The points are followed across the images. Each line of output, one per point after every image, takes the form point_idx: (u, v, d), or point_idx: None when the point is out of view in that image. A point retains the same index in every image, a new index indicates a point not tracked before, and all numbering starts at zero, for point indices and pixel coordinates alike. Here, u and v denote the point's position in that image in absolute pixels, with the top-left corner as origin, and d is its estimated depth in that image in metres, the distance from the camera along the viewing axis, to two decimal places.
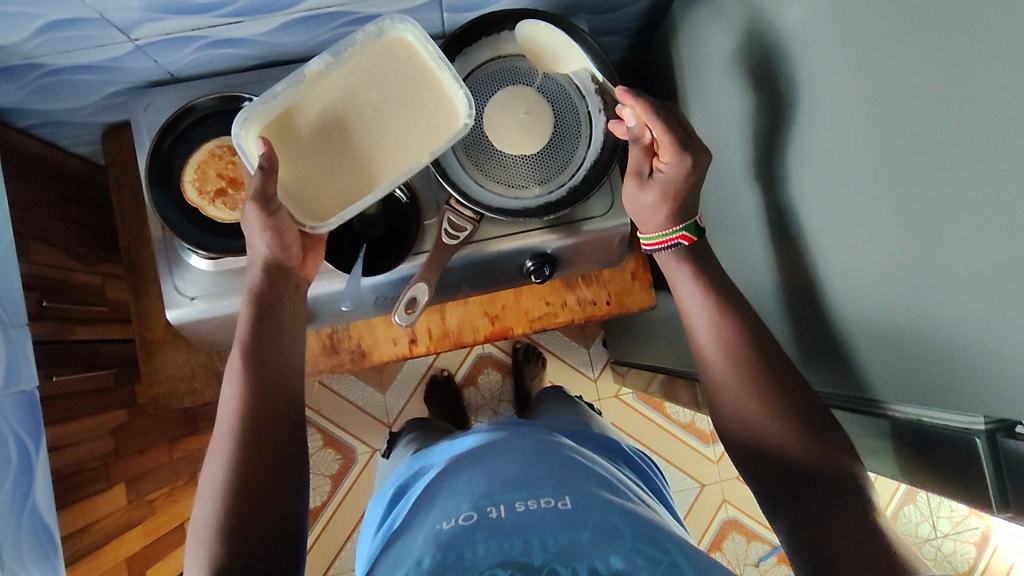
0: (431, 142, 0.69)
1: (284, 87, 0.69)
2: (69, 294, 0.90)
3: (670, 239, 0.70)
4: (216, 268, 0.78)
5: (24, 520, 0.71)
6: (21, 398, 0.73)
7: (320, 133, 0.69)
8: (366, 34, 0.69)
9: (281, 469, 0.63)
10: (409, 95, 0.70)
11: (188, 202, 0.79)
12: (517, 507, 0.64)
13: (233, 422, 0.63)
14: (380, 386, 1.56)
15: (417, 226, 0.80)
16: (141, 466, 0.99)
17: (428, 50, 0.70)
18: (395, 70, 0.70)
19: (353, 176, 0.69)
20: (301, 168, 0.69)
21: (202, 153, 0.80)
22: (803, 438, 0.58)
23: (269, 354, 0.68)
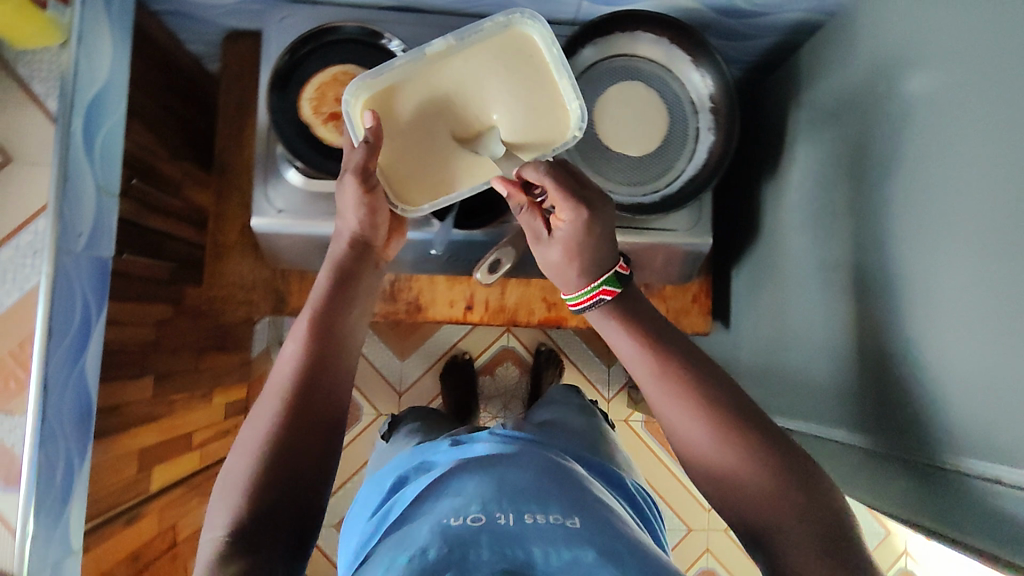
0: (531, 145, 0.70)
1: (402, 62, 0.66)
2: (152, 183, 0.92)
3: (591, 293, 0.67)
4: (307, 187, 0.79)
5: (71, 382, 0.71)
6: (96, 264, 0.75)
7: (429, 118, 0.68)
8: (493, 23, 0.66)
9: (327, 432, 0.61)
10: (523, 92, 0.68)
11: (301, 117, 0.79)
12: (526, 519, 0.64)
13: (285, 376, 0.62)
14: (400, 353, 1.57)
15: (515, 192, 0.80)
16: (172, 366, 0.99)
17: (550, 50, 0.67)
18: (513, 66, 0.67)
19: (453, 166, 0.70)
20: (404, 152, 0.69)
21: (324, 76, 0.80)
22: (778, 487, 0.55)
23: (337, 318, 0.67)
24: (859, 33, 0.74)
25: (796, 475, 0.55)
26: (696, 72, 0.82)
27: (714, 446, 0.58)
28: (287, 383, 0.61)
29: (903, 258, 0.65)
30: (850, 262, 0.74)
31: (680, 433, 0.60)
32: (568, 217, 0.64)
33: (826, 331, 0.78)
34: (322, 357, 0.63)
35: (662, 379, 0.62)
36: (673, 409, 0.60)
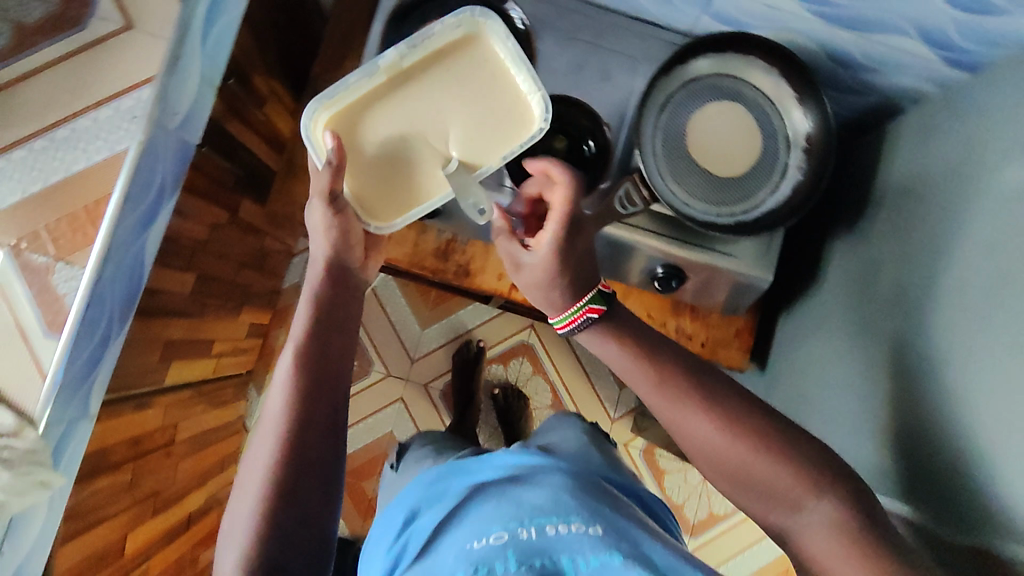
0: (498, 148, 0.71)
1: (357, 77, 0.70)
2: (242, 89, 0.93)
3: (577, 313, 0.68)
4: None
5: (128, 255, 0.71)
6: (180, 145, 0.75)
7: (394, 130, 0.71)
8: (444, 25, 0.69)
9: (325, 470, 0.63)
10: (484, 92, 0.71)
11: None
12: (550, 531, 0.62)
13: (277, 426, 0.63)
14: (422, 322, 1.58)
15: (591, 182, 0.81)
16: (212, 270, 1.00)
17: (505, 45, 0.70)
18: (471, 65, 0.71)
19: (422, 173, 0.71)
20: (372, 172, 0.71)
21: None
22: (797, 481, 0.59)
23: (323, 355, 0.67)
24: (969, 103, 0.73)
25: (813, 474, 0.59)
26: (798, 110, 0.81)
27: (721, 443, 0.62)
28: (285, 428, 0.62)
29: (968, 334, 0.64)
30: (915, 327, 0.72)
31: (693, 440, 0.64)
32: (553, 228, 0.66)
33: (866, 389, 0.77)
34: (313, 398, 0.65)
35: (661, 386, 0.66)
36: (684, 420, 0.64)
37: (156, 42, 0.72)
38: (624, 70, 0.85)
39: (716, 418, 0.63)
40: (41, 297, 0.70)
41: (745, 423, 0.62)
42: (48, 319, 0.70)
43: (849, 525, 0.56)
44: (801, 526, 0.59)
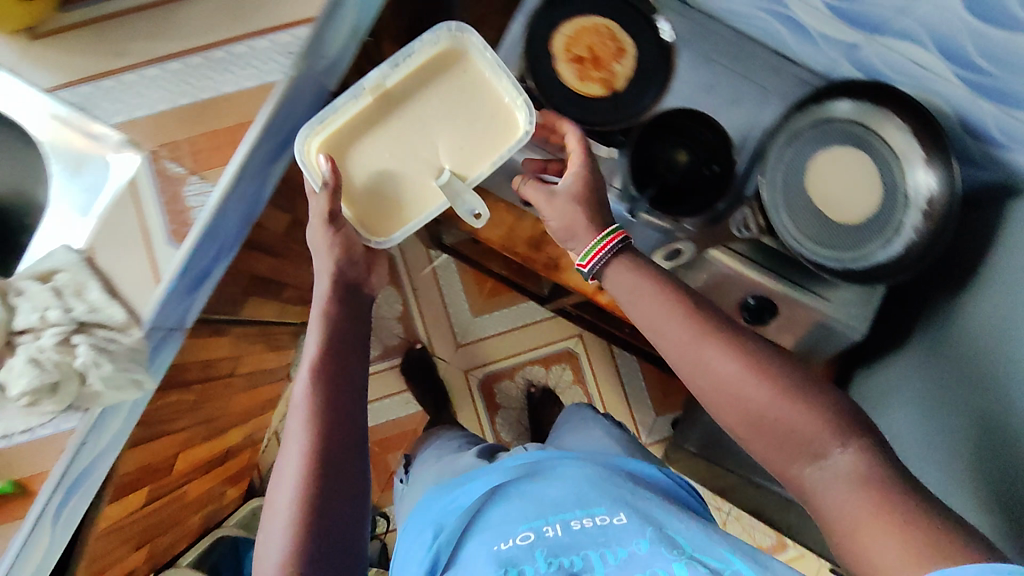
0: (486, 155, 0.77)
1: (344, 100, 0.75)
2: (371, 49, 0.94)
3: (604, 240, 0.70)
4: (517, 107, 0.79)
5: (256, 183, 0.76)
6: (319, 91, 0.79)
7: (385, 147, 0.77)
8: (422, 42, 0.76)
9: (353, 483, 0.67)
10: (467, 103, 0.78)
11: (550, 47, 0.80)
12: (573, 525, 0.67)
13: (302, 446, 0.66)
14: (474, 310, 1.58)
15: (707, 201, 0.81)
16: (304, 216, 1.03)
17: (483, 56, 0.77)
18: (454, 79, 0.78)
19: (414, 181, 0.77)
20: (369, 187, 0.77)
21: (587, 21, 0.81)
22: (823, 426, 0.60)
23: (339, 371, 0.72)
24: None
25: (838, 421, 0.60)
26: (922, 170, 0.78)
27: (749, 381, 0.62)
28: (311, 442, 0.66)
29: None
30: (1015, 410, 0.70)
31: (712, 375, 0.64)
32: (578, 166, 0.73)
33: (970, 446, 0.76)
34: (333, 412, 0.69)
35: (690, 320, 0.66)
36: (705, 350, 0.65)
37: None
38: (754, 101, 0.84)
39: (776, 382, 0.62)
40: (170, 207, 0.70)
41: (815, 396, 0.61)
42: (173, 228, 0.69)
43: (875, 473, 0.56)
44: (826, 475, 0.59)
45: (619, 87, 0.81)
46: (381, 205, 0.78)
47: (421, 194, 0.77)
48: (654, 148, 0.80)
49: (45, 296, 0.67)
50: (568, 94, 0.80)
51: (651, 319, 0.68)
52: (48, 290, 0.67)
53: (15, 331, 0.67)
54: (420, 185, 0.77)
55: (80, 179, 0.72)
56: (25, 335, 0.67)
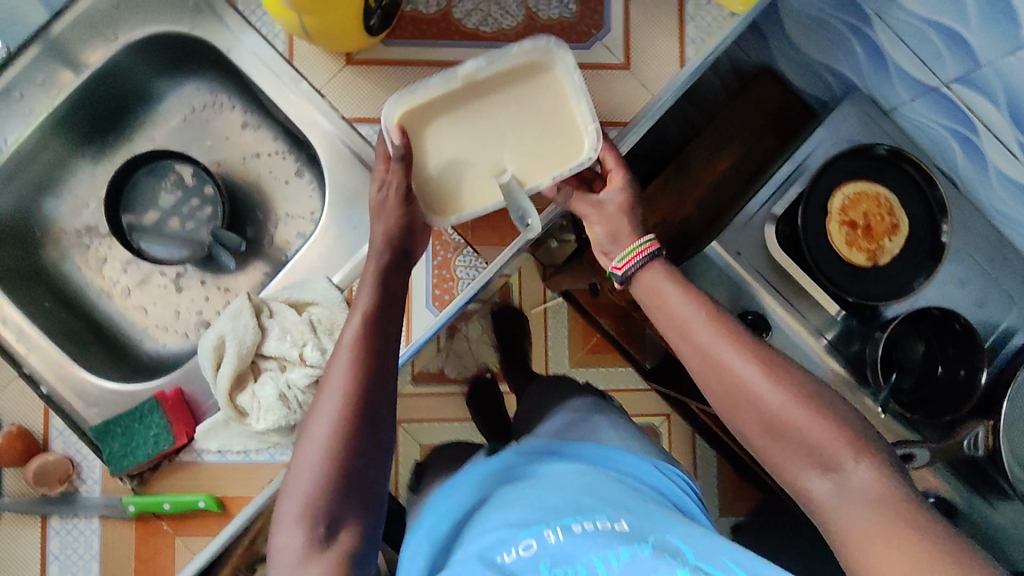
0: (544, 169, 0.63)
1: (433, 81, 0.60)
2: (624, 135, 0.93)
3: (638, 248, 0.60)
4: (769, 246, 0.79)
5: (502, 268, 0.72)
6: None
7: (450, 135, 0.62)
8: (519, 46, 0.60)
9: (377, 457, 0.56)
10: (538, 115, 0.62)
11: (827, 203, 0.79)
12: (575, 530, 0.56)
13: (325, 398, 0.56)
14: (573, 359, 1.50)
15: (947, 405, 0.77)
16: None
17: (571, 77, 0.62)
18: (533, 90, 0.62)
19: (469, 176, 0.63)
20: (425, 175, 0.63)
21: (869, 187, 0.79)
22: (841, 435, 0.52)
23: (381, 341, 0.60)
24: None
25: (856, 432, 0.52)
26: None
27: (788, 432, 0.54)
28: (346, 397, 0.54)
29: None
30: None
31: (728, 378, 0.55)
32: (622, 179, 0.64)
33: None
34: (378, 362, 0.57)
35: (713, 318, 0.57)
36: (720, 349, 0.56)
37: (644, 93, 0.70)
38: (999, 305, 0.81)
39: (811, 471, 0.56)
40: (439, 272, 0.70)
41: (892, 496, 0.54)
42: (437, 294, 0.70)
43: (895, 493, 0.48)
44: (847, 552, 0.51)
45: (882, 262, 0.79)
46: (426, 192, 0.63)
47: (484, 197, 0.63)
48: (897, 331, 0.79)
49: (301, 329, 0.66)
50: (833, 257, 0.78)
51: (668, 315, 0.59)
52: (304, 322, 0.66)
53: (261, 353, 0.66)
54: (476, 180, 0.62)
55: (350, 213, 0.71)
56: (272, 362, 0.66)
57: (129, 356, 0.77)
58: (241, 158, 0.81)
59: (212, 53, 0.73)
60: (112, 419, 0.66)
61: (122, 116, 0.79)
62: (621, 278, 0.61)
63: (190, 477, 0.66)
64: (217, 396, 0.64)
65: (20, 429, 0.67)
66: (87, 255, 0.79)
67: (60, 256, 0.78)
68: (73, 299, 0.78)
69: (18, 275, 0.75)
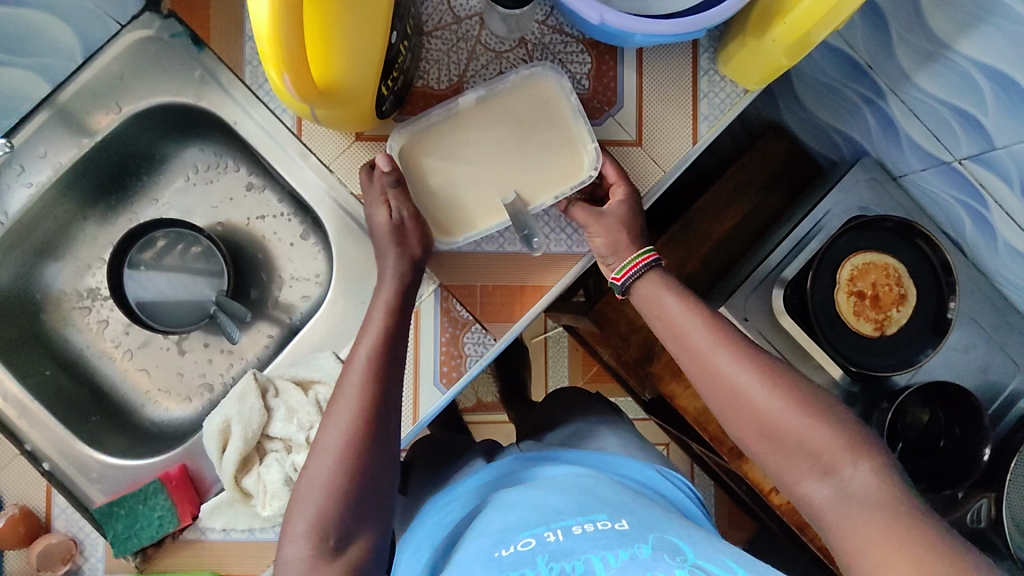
0: (547, 188, 0.67)
1: (436, 112, 0.65)
2: None
3: (637, 260, 0.65)
4: (778, 315, 0.80)
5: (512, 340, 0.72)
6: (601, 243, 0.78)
7: (458, 161, 0.66)
8: (516, 75, 0.66)
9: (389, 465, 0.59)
10: (538, 137, 0.67)
11: (837, 273, 0.78)
12: (575, 529, 0.57)
13: (341, 405, 0.58)
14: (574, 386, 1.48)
15: (951, 480, 0.76)
16: None
17: (567, 101, 0.66)
18: (534, 115, 0.66)
19: (477, 198, 0.66)
20: (435, 201, 0.66)
21: (878, 258, 0.78)
22: (833, 438, 0.55)
23: (396, 356, 0.61)
24: None
25: (852, 436, 0.55)
26: None
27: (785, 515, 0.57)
28: (358, 410, 0.57)
29: None
30: None
31: (722, 384, 0.59)
32: (621, 191, 0.67)
33: None
34: (386, 380, 0.60)
35: (710, 325, 0.62)
36: (716, 356, 0.60)
37: (656, 170, 0.72)
38: (1002, 373, 0.81)
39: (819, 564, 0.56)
40: (447, 348, 0.69)
41: None
42: (444, 371, 0.69)
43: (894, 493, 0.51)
44: None
45: (889, 331, 0.78)
46: (437, 217, 0.66)
47: (488, 218, 0.66)
48: (905, 401, 0.78)
49: (308, 410, 0.66)
50: (840, 327, 0.78)
51: (668, 322, 0.63)
52: (310, 403, 0.66)
53: (267, 434, 0.66)
54: (482, 204, 0.66)
55: (357, 287, 0.71)
56: (278, 443, 0.66)
57: (131, 421, 0.77)
58: (245, 219, 0.81)
59: (218, 122, 0.75)
60: (115, 500, 0.65)
61: (125, 178, 0.79)
62: (622, 286, 0.66)
63: (194, 555, 0.65)
64: (222, 478, 0.64)
65: (24, 509, 0.67)
66: (89, 317, 0.79)
67: (61, 320, 0.78)
68: (74, 363, 0.77)
69: (18, 338, 0.74)
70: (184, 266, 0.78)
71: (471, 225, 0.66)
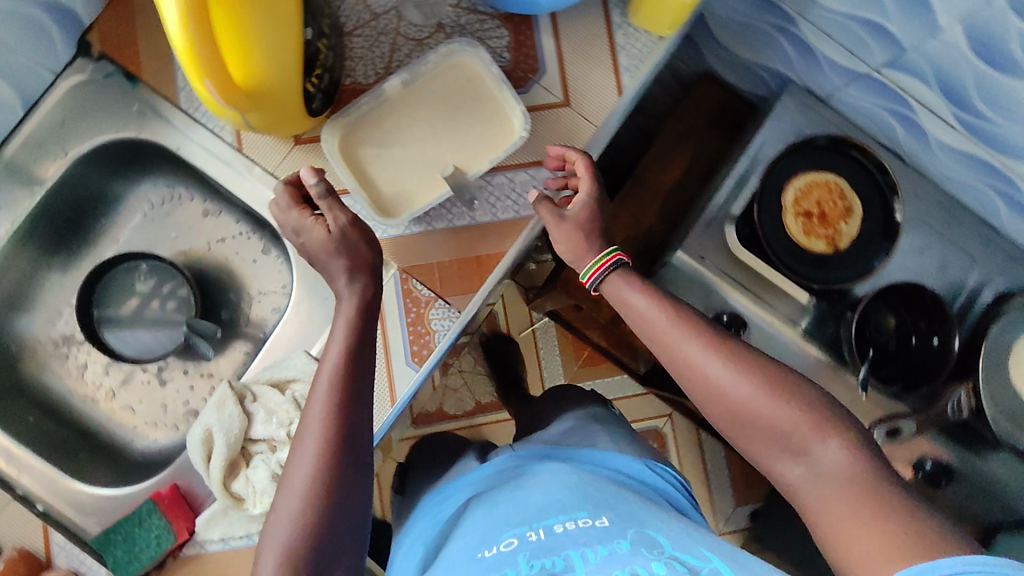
0: (484, 155, 0.68)
1: (364, 100, 0.67)
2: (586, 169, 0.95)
3: (601, 261, 0.65)
4: (734, 248, 0.81)
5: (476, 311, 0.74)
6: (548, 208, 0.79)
7: (394, 144, 0.68)
8: (436, 54, 0.68)
9: (360, 484, 0.57)
10: (467, 109, 0.68)
11: (781, 198, 0.82)
12: (557, 525, 0.55)
13: (309, 430, 0.56)
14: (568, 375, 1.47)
15: (931, 379, 0.78)
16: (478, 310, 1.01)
17: (489, 71, 0.68)
18: (460, 89, 0.69)
19: (417, 176, 0.68)
20: (377, 184, 0.68)
21: (818, 177, 0.82)
22: (803, 418, 0.54)
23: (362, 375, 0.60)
24: None
25: (822, 416, 0.55)
26: None
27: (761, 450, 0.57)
28: (325, 434, 0.56)
29: None
30: None
31: (694, 371, 0.59)
32: (582, 197, 0.67)
33: None
34: (353, 400, 0.58)
35: (677, 317, 0.61)
36: (687, 346, 0.59)
37: (588, 127, 0.74)
38: (960, 266, 0.81)
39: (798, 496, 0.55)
40: (414, 328, 0.71)
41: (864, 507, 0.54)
42: (415, 351, 0.71)
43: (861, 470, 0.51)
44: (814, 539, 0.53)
45: (842, 245, 0.81)
46: (381, 199, 0.68)
47: (431, 192, 0.68)
48: (867, 309, 0.80)
49: (286, 408, 0.67)
50: (793, 248, 0.80)
51: (637, 317, 0.63)
52: (288, 401, 0.67)
53: (250, 438, 0.67)
54: (423, 180, 0.68)
55: (317, 285, 0.73)
56: (262, 444, 0.67)
57: (121, 457, 0.78)
58: (206, 244, 0.83)
59: (164, 152, 0.77)
60: (112, 527, 0.66)
61: (82, 221, 0.81)
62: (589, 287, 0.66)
63: (196, 570, 0.66)
64: (211, 486, 0.65)
65: (23, 552, 0.66)
66: (67, 362, 0.81)
67: (39, 368, 0.80)
68: (58, 408, 0.79)
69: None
70: (150, 293, 0.81)
71: (414, 200, 0.68)
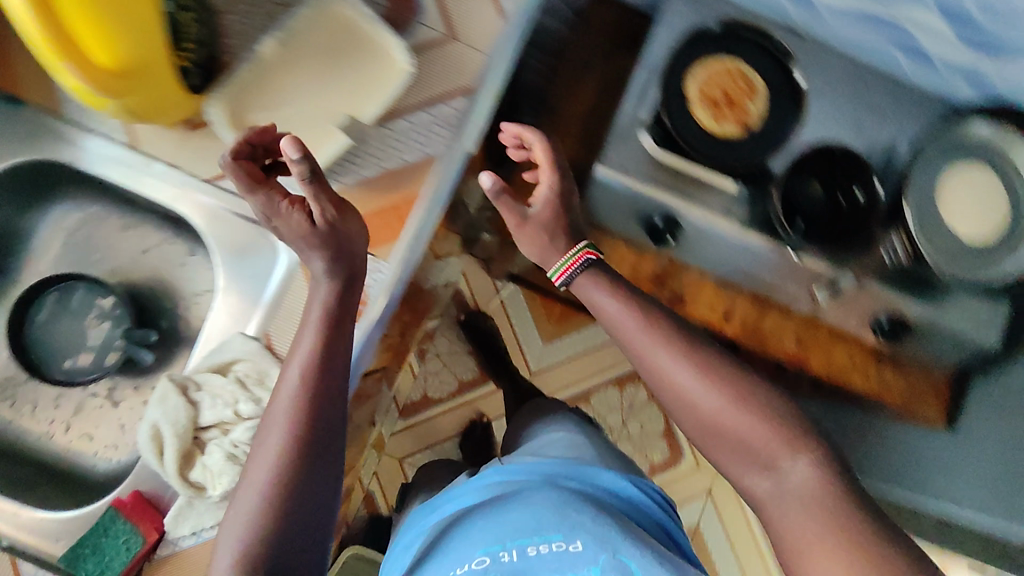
0: (375, 97, 0.69)
1: (243, 67, 0.67)
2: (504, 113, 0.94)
3: (575, 257, 0.63)
4: (654, 153, 0.81)
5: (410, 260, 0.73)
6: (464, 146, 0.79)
7: (285, 105, 0.69)
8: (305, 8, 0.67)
9: (326, 474, 0.54)
10: (350, 56, 0.69)
11: (684, 91, 0.81)
12: (530, 546, 0.53)
13: (279, 423, 0.54)
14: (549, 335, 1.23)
15: (862, 235, 0.81)
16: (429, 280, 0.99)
17: (361, 13, 0.68)
18: (337, 39, 0.69)
19: (315, 131, 0.68)
20: None
21: (716, 64, 0.82)
22: (773, 434, 0.53)
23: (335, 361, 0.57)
24: None
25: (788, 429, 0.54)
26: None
27: (726, 408, 0.55)
28: (292, 427, 0.53)
29: None
30: None
31: (659, 376, 0.58)
32: (546, 188, 0.66)
33: None
34: (321, 393, 0.55)
35: (649, 324, 0.59)
36: (654, 353, 0.58)
37: (476, 55, 0.73)
38: (875, 125, 0.81)
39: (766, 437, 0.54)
40: None
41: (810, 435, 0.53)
42: None
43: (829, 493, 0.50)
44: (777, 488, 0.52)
45: (751, 123, 0.82)
46: None
47: (331, 144, 0.68)
48: (789, 182, 0.80)
49: (231, 389, 0.66)
50: (704, 135, 0.80)
51: (608, 320, 0.61)
52: (231, 382, 0.66)
53: (200, 426, 0.66)
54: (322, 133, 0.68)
55: (243, 265, 0.72)
56: (213, 430, 0.66)
57: (84, 483, 0.77)
58: (130, 258, 0.82)
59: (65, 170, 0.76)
60: (78, 541, 0.64)
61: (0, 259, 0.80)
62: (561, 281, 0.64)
63: (176, 568, 0.67)
64: (168, 480, 0.64)
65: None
66: (8, 406, 0.79)
67: None
68: (10, 449, 0.77)
69: None
70: (105, 336, 0.80)
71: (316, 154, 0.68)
